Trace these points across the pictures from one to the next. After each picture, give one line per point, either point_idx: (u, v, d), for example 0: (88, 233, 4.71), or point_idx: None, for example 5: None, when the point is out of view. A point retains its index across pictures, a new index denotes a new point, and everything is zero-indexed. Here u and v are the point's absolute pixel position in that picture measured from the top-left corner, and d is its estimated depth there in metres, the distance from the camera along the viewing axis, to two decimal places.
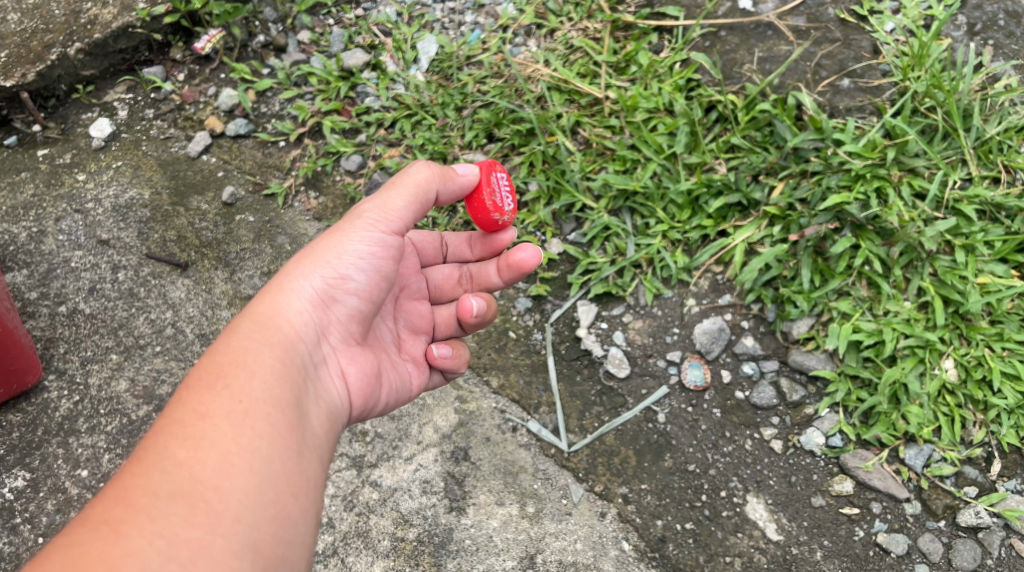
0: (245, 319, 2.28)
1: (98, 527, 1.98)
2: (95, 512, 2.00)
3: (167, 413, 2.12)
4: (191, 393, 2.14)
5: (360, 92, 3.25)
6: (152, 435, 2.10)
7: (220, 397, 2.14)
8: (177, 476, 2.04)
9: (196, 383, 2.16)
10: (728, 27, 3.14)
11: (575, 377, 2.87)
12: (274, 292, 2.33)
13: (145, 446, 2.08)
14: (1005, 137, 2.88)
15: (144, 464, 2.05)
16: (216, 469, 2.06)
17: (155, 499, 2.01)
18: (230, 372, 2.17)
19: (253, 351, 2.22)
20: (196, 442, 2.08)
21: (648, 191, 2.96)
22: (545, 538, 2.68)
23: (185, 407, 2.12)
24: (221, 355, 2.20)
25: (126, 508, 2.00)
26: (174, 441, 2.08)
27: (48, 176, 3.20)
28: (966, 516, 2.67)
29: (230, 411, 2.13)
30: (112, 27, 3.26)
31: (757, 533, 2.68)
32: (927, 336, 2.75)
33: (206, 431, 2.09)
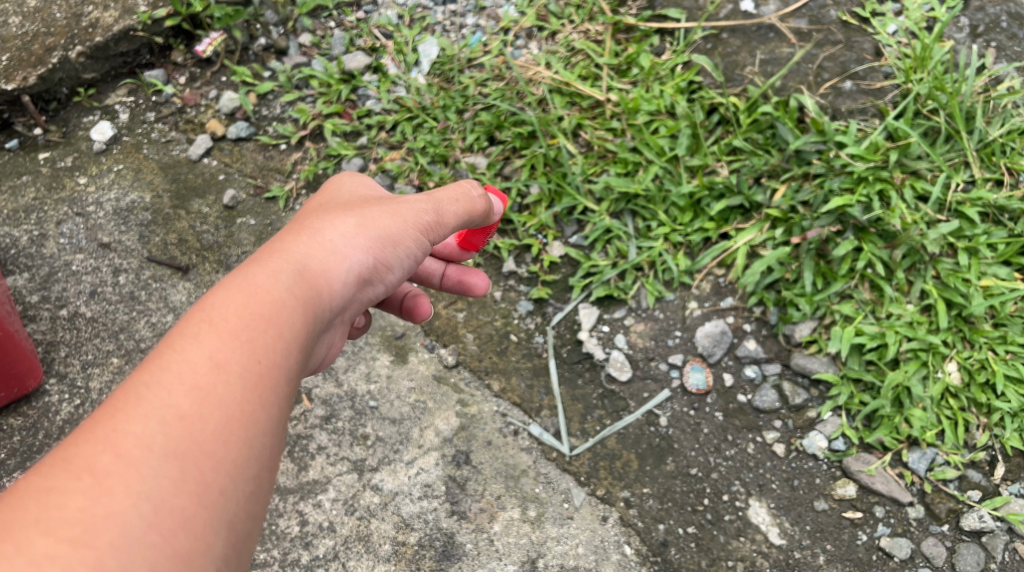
0: (276, 266, 2.15)
1: (82, 475, 1.86)
2: (80, 452, 1.88)
3: (178, 352, 1.99)
4: (213, 341, 2.02)
5: (361, 95, 3.25)
6: (161, 375, 1.97)
7: (241, 356, 2.03)
8: (179, 434, 1.93)
9: (221, 329, 2.03)
10: (729, 29, 3.12)
11: (577, 381, 2.86)
12: (311, 246, 2.22)
13: (150, 387, 1.95)
14: (1008, 140, 2.87)
15: (146, 411, 1.93)
16: (219, 433, 1.96)
17: (148, 454, 1.90)
18: (255, 328, 2.06)
19: (282, 309, 2.10)
20: (206, 399, 1.97)
21: (650, 194, 2.95)
22: (546, 542, 2.68)
23: (204, 355, 2.00)
24: (246, 303, 2.07)
25: (117, 457, 1.88)
26: (184, 391, 1.96)
27: (49, 180, 3.20)
28: (969, 520, 2.66)
29: (247, 372, 2.02)
30: (113, 30, 3.24)
31: (759, 537, 2.68)
32: (930, 339, 2.74)
33: (220, 389, 1.98)
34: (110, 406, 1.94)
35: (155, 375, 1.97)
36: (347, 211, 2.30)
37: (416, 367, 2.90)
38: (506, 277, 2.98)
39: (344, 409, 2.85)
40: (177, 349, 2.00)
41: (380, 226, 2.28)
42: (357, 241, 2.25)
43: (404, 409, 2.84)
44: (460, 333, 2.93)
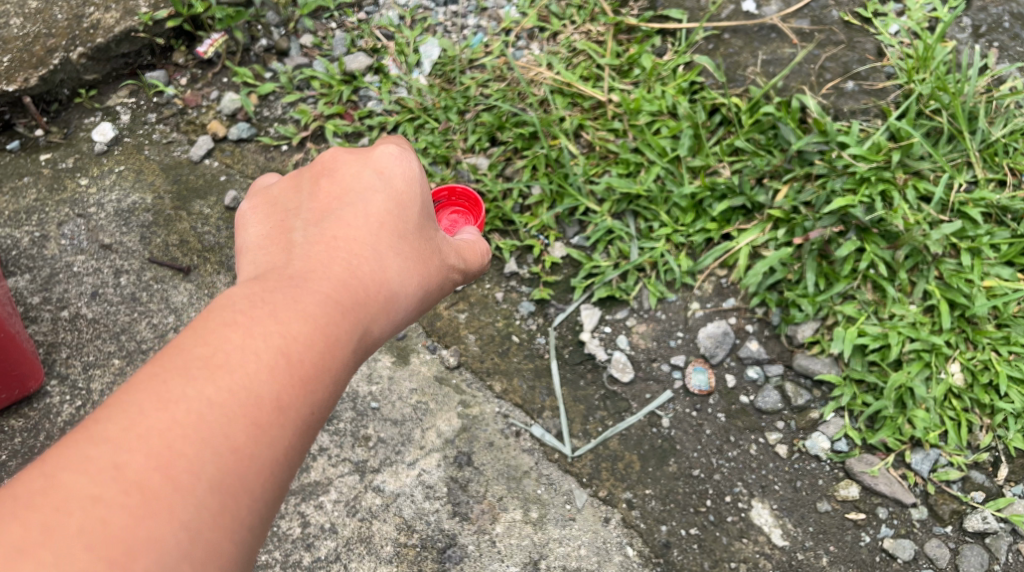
0: (351, 294, 2.00)
1: (130, 490, 1.71)
2: (128, 460, 1.73)
3: (246, 378, 1.82)
4: (286, 376, 1.85)
5: (362, 96, 3.24)
6: (226, 397, 1.80)
7: (305, 397, 1.87)
8: (231, 471, 1.78)
9: (293, 363, 1.87)
10: (731, 29, 3.12)
11: (579, 382, 2.85)
12: (386, 277, 2.07)
13: (213, 406, 1.79)
14: (1011, 140, 2.86)
15: (205, 437, 1.77)
16: (266, 478, 1.81)
17: (197, 486, 1.75)
18: (325, 367, 1.90)
19: (351, 349, 1.96)
20: (263, 439, 1.81)
21: (652, 195, 2.95)
22: (548, 544, 2.68)
23: (272, 388, 1.84)
24: (321, 335, 1.91)
25: (167, 480, 1.73)
26: (244, 424, 1.80)
27: (51, 181, 3.19)
28: (973, 521, 2.66)
29: (306, 418, 1.87)
30: (115, 31, 3.24)
31: (762, 539, 2.68)
32: (933, 339, 2.73)
33: (279, 430, 1.83)
34: (166, 409, 1.77)
35: (218, 391, 1.80)
36: (420, 244, 2.16)
37: (418, 368, 2.89)
38: (507, 278, 2.98)
39: (346, 410, 2.84)
40: (247, 369, 1.83)
41: (435, 273, 2.20)
42: (420, 287, 2.15)
43: (406, 410, 2.84)
44: (462, 334, 2.92)
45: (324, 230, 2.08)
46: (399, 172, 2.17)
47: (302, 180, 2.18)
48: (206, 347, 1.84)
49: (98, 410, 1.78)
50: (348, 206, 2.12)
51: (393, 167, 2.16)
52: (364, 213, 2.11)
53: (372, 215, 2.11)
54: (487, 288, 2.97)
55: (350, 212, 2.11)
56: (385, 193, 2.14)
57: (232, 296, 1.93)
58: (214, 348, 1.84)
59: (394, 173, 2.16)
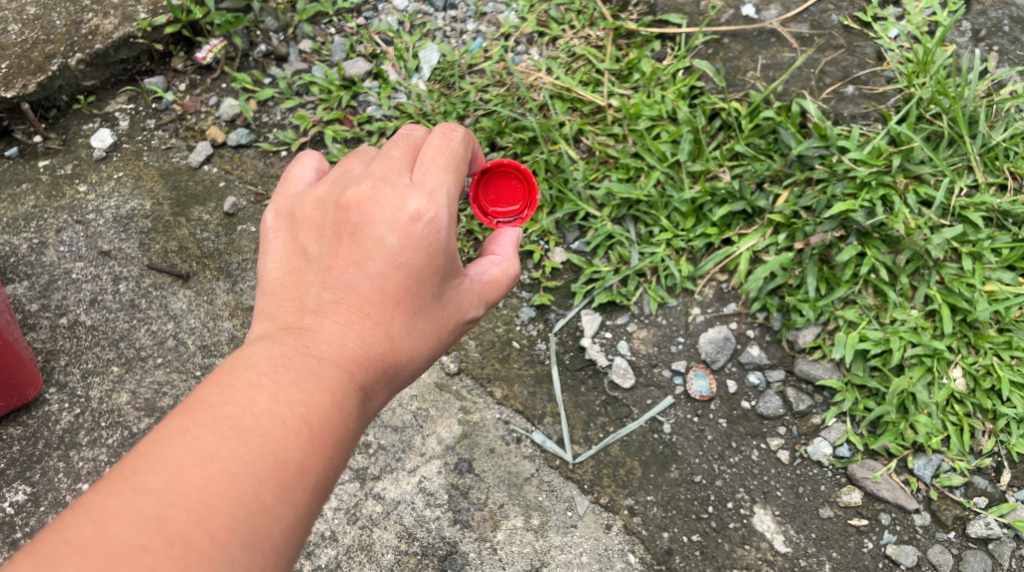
0: (366, 362, 2.10)
1: (173, 542, 1.82)
2: (166, 512, 1.83)
3: (273, 443, 1.93)
4: (309, 443, 1.96)
5: (361, 101, 3.23)
6: (257, 459, 1.91)
7: (326, 463, 1.98)
8: (261, 530, 1.88)
9: (315, 432, 1.97)
10: (731, 34, 3.11)
11: (580, 388, 2.84)
12: (399, 345, 2.14)
13: (245, 468, 1.90)
14: (1012, 144, 2.85)
15: (236, 496, 1.87)
16: (288, 536, 1.92)
17: (229, 541, 1.85)
18: (342, 434, 2.01)
19: (360, 416, 2.07)
20: (289, 501, 1.92)
21: (652, 200, 2.94)
22: (550, 551, 2.67)
23: (296, 455, 1.94)
24: (339, 405, 2.02)
25: (203, 534, 1.83)
26: (271, 485, 1.91)
27: (49, 188, 3.18)
28: (976, 527, 2.65)
29: (324, 481, 1.98)
30: (113, 37, 3.24)
31: (764, 545, 2.67)
32: (935, 344, 2.72)
33: (301, 494, 1.94)
34: (201, 467, 1.88)
35: (248, 452, 1.91)
36: (439, 305, 2.18)
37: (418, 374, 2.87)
38: None
39: None
40: (274, 434, 1.94)
41: (451, 331, 2.23)
42: (433, 347, 2.20)
43: (406, 417, 2.83)
44: (462, 340, 2.90)
45: (345, 287, 2.12)
46: (423, 231, 2.12)
47: (324, 224, 2.16)
48: (237, 409, 1.94)
49: (137, 460, 1.88)
50: (368, 260, 2.12)
51: (418, 225, 2.12)
52: (379, 272, 2.12)
53: (391, 275, 2.12)
54: None
55: (366, 275, 2.12)
56: (407, 251, 2.12)
57: (259, 357, 2.03)
58: (243, 411, 1.94)
59: (419, 234, 2.12)
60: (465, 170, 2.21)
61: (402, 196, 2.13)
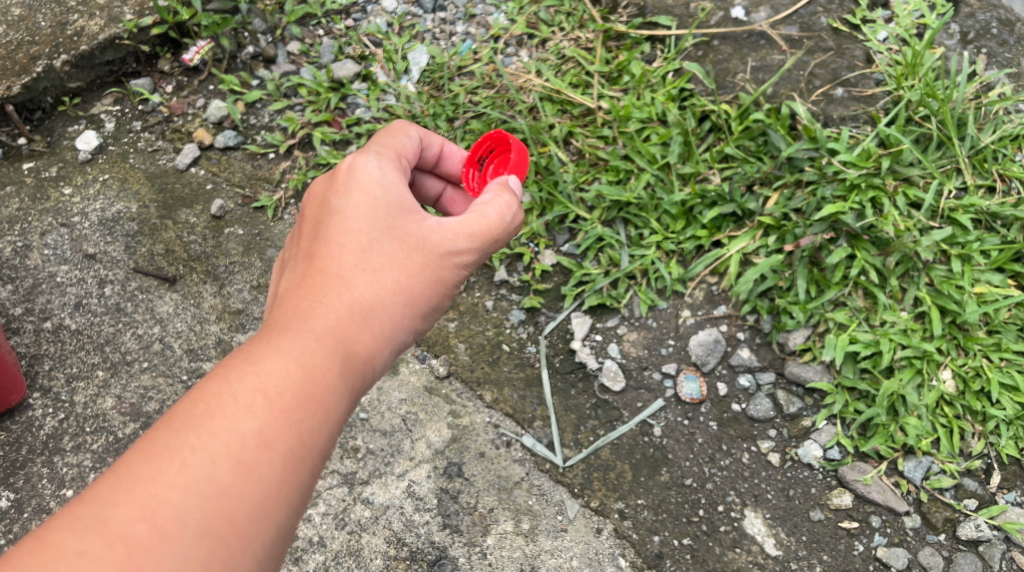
0: (332, 329, 2.12)
1: (115, 543, 1.86)
2: (112, 514, 1.88)
3: (226, 420, 1.97)
4: (264, 410, 1.99)
5: (350, 103, 3.20)
6: (210, 442, 1.95)
7: (290, 430, 2.00)
8: (219, 511, 1.92)
9: (271, 398, 2.01)
10: (720, 36, 3.10)
11: (570, 391, 2.83)
12: (366, 301, 2.17)
13: (195, 454, 1.93)
14: (1000, 146, 2.86)
15: (188, 483, 1.91)
16: (255, 515, 1.94)
17: (183, 531, 1.89)
18: (305, 395, 2.03)
19: (335, 374, 2.08)
20: (250, 476, 1.95)
21: (642, 202, 2.93)
22: (540, 555, 2.66)
23: (252, 425, 1.98)
24: (302, 369, 2.05)
25: (150, 529, 1.87)
26: (228, 465, 1.94)
27: (34, 191, 3.16)
28: (966, 529, 2.64)
29: (294, 449, 2.00)
30: (99, 39, 3.21)
31: (755, 548, 2.66)
32: (925, 346, 2.71)
33: (262, 465, 1.96)
34: (149, 464, 1.92)
35: (198, 438, 1.95)
36: (403, 254, 2.21)
37: (407, 378, 2.86)
38: (498, 286, 2.95)
39: None
40: (224, 413, 1.98)
41: (430, 272, 2.23)
42: (411, 293, 2.21)
43: (395, 421, 2.81)
44: (451, 343, 2.90)
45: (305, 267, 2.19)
46: (361, 191, 2.23)
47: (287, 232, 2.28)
48: (189, 399, 2.00)
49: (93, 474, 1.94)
50: (323, 237, 2.22)
51: (358, 187, 2.23)
52: (337, 242, 2.21)
53: (343, 240, 2.21)
54: (476, 297, 2.94)
55: (326, 250, 2.21)
56: (354, 214, 2.22)
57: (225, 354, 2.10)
58: (193, 400, 2.00)
59: (360, 200, 2.23)
60: (404, 141, 2.36)
61: (343, 171, 2.26)
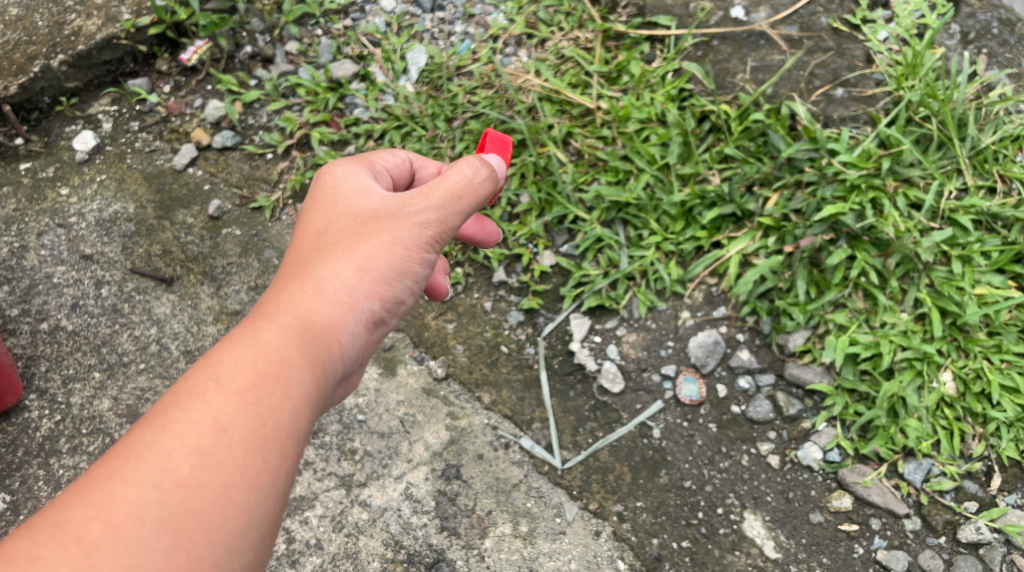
0: (290, 317, 2.19)
1: (69, 544, 1.88)
2: (67, 518, 1.90)
3: (181, 412, 2.02)
4: (218, 397, 2.04)
5: (348, 103, 3.19)
6: (165, 435, 1.99)
7: (247, 413, 2.04)
8: (179, 502, 1.94)
9: (225, 385, 2.06)
10: (720, 36, 3.09)
11: (568, 393, 2.82)
12: (324, 288, 2.25)
13: (151, 448, 1.97)
14: (1000, 147, 2.85)
15: (145, 477, 1.94)
16: (219, 500, 1.97)
17: (142, 526, 1.91)
18: (261, 376, 2.09)
19: (292, 357, 2.13)
20: (209, 463, 1.98)
21: (641, 203, 2.92)
22: (538, 558, 2.65)
23: (206, 413, 2.02)
24: (257, 354, 2.11)
25: (107, 527, 1.90)
26: (184, 455, 1.97)
27: (30, 191, 3.14)
28: (966, 532, 2.63)
29: (253, 431, 2.04)
30: (96, 38, 3.20)
31: (755, 551, 2.65)
32: (925, 348, 2.70)
33: (222, 449, 2.00)
34: (105, 465, 1.96)
35: (155, 434, 1.99)
36: (361, 240, 2.29)
37: (405, 380, 2.85)
38: (496, 287, 2.94)
39: (332, 423, 2.80)
40: (179, 406, 2.02)
41: (392, 251, 2.29)
42: (371, 274, 2.27)
43: (392, 423, 2.80)
44: (450, 344, 2.88)
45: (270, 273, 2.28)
46: (323, 194, 2.36)
47: None
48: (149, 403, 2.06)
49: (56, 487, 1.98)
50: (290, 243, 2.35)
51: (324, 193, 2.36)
52: (301, 246, 2.33)
53: (306, 232, 2.34)
54: (474, 298, 2.93)
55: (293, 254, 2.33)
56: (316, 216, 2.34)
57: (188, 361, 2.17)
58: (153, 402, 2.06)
59: (322, 199, 2.36)
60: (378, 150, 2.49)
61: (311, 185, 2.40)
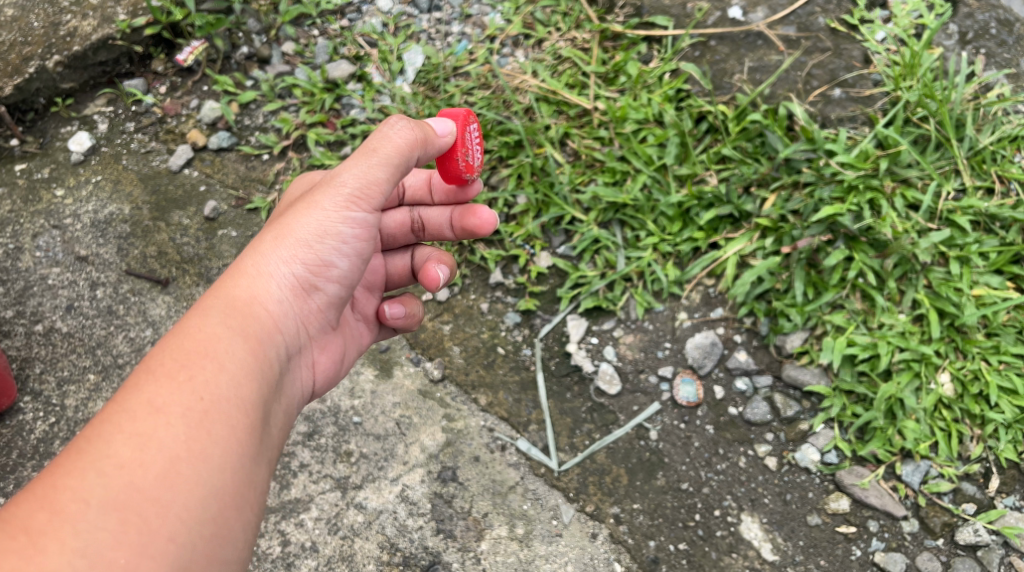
0: (220, 301, 2.22)
1: (16, 535, 1.91)
2: (13, 513, 1.93)
3: (114, 400, 2.05)
4: (147, 379, 2.08)
5: (345, 104, 3.18)
6: (101, 423, 2.02)
7: (176, 390, 2.07)
8: (120, 483, 1.97)
9: (154, 368, 2.09)
10: (718, 36, 3.08)
11: (565, 395, 2.81)
12: (255, 268, 2.27)
13: (87, 440, 2.01)
14: (999, 147, 2.84)
15: (85, 463, 1.98)
16: (161, 476, 2.00)
17: (87, 510, 1.94)
18: (188, 355, 2.11)
19: (222, 331, 2.17)
20: (146, 442, 2.01)
21: (638, 204, 2.90)
22: (534, 561, 2.64)
23: (137, 396, 2.05)
24: (185, 336, 2.14)
25: (52, 514, 1.93)
26: (119, 439, 2.01)
27: (26, 193, 3.14)
28: (965, 534, 2.62)
29: (186, 405, 2.06)
30: (92, 39, 3.19)
31: (752, 553, 2.64)
32: (923, 349, 2.69)
33: (156, 426, 2.03)
34: (50, 463, 2.00)
35: (93, 425, 2.03)
36: (288, 216, 2.30)
37: (401, 382, 2.84)
38: (493, 288, 2.93)
39: (327, 425, 2.79)
40: (113, 396, 2.07)
41: (319, 218, 2.26)
42: (300, 246, 2.27)
43: (388, 425, 2.79)
44: (446, 346, 2.87)
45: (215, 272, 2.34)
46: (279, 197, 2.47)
47: None
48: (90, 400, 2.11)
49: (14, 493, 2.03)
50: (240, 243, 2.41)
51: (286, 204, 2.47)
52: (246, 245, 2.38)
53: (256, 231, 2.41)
54: (471, 299, 2.92)
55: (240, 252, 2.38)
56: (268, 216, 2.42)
57: None
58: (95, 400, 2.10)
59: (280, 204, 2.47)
60: None
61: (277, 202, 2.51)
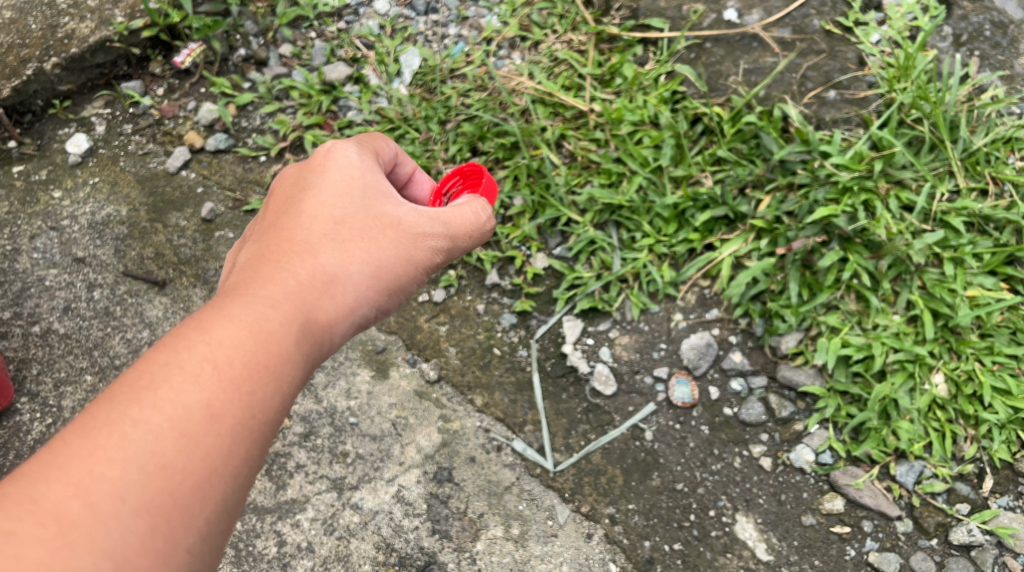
0: (289, 307, 2.16)
1: (47, 521, 1.84)
2: (43, 492, 1.86)
3: (174, 390, 1.98)
4: (212, 380, 2.01)
5: (342, 106, 3.20)
6: (155, 415, 1.95)
7: (239, 403, 2.02)
8: (161, 488, 1.92)
9: (219, 369, 2.03)
10: (713, 38, 3.09)
11: (561, 395, 2.82)
12: (328, 282, 2.23)
13: (137, 429, 1.94)
14: (992, 149, 2.86)
15: (130, 457, 1.91)
16: (199, 489, 1.95)
17: (122, 509, 1.89)
18: (257, 366, 2.06)
19: (291, 344, 2.12)
20: (196, 450, 1.96)
21: (634, 205, 2.92)
22: (529, 561, 2.66)
23: (201, 397, 1.99)
24: (256, 341, 2.08)
25: (88, 505, 1.87)
26: (171, 439, 1.95)
27: (23, 194, 3.14)
28: (958, 534, 2.64)
29: (242, 421, 2.02)
30: (90, 41, 3.19)
31: (746, 554, 2.66)
32: (917, 350, 2.71)
33: (211, 437, 1.98)
34: (89, 437, 1.92)
35: (144, 412, 1.95)
36: (371, 243, 2.29)
37: (397, 383, 2.85)
38: (489, 289, 2.94)
39: (324, 426, 2.80)
40: (172, 384, 1.98)
41: (399, 263, 2.32)
42: (374, 281, 2.29)
43: (384, 426, 2.80)
44: (442, 347, 2.88)
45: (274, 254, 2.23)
46: (341, 172, 2.34)
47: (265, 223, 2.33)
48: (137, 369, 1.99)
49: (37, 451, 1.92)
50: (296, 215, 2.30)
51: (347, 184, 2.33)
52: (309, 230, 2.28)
53: (315, 211, 2.30)
54: (467, 301, 2.93)
55: (300, 234, 2.27)
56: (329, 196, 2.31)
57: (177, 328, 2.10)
58: (141, 372, 1.99)
59: (338, 179, 2.33)
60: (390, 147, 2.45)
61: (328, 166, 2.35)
